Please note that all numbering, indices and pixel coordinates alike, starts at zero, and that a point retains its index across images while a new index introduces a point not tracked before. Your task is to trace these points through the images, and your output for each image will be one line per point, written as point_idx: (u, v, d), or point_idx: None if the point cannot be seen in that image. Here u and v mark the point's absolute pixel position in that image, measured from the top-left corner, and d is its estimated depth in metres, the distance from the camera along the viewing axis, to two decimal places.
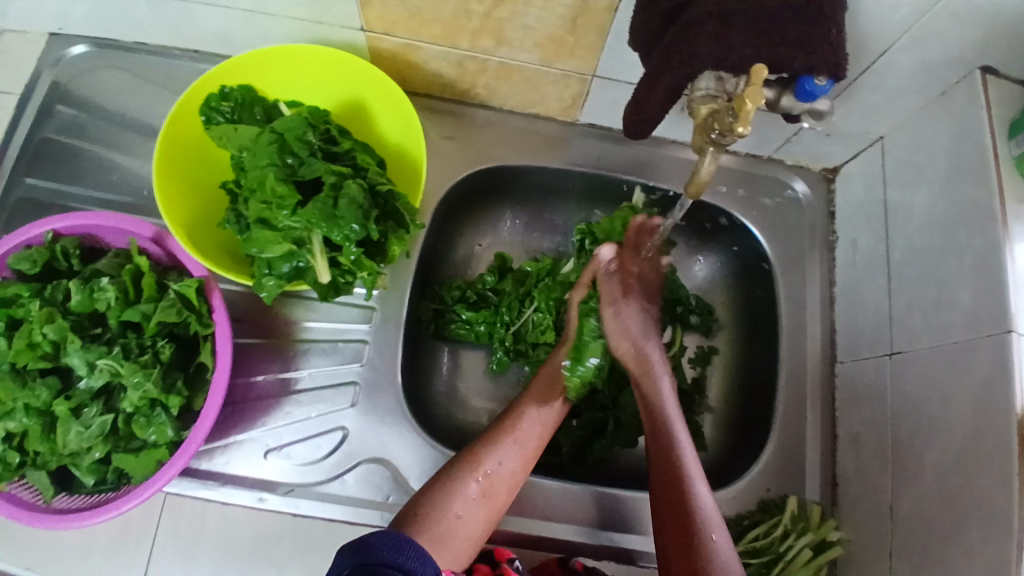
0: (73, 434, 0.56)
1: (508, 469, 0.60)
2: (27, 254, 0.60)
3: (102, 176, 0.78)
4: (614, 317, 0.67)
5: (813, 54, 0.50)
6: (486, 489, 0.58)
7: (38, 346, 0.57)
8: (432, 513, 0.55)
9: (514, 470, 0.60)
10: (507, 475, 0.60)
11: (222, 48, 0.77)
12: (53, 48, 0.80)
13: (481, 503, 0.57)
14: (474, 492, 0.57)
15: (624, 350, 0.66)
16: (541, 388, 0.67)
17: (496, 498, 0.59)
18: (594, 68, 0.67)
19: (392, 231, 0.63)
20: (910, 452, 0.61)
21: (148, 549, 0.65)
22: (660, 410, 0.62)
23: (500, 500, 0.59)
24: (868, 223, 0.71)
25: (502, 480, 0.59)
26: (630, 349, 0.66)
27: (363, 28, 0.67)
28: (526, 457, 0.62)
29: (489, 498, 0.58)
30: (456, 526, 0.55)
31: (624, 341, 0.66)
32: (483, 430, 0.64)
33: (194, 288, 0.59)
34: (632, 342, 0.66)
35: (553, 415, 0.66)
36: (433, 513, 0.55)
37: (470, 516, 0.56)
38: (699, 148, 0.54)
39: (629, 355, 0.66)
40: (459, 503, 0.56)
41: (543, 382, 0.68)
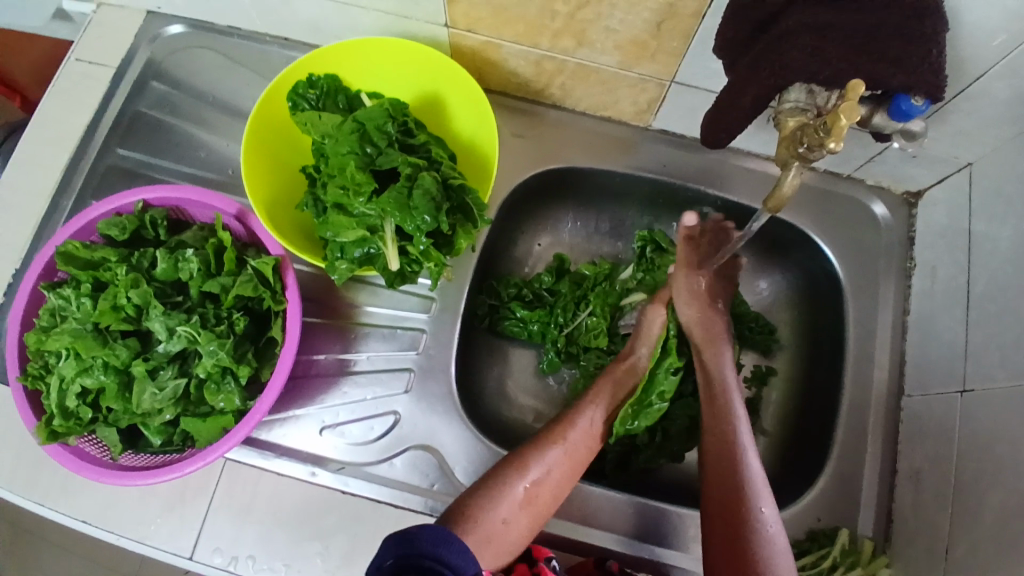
0: (147, 395, 0.59)
1: (556, 475, 0.60)
2: (118, 220, 0.64)
3: (189, 152, 0.82)
4: (686, 282, 0.70)
5: (912, 75, 0.48)
6: (532, 496, 0.58)
7: (122, 308, 0.60)
8: (481, 514, 0.55)
9: (561, 478, 0.61)
10: (554, 482, 0.60)
11: (310, 36, 0.80)
12: (148, 25, 0.84)
13: (526, 511, 0.58)
14: (521, 498, 0.58)
15: (691, 317, 0.68)
16: (595, 398, 0.67)
17: (541, 504, 0.59)
18: (673, 73, 0.67)
19: (461, 224, 0.64)
20: (973, 495, 0.58)
21: (203, 510, 0.68)
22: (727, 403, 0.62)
23: (544, 506, 0.59)
24: (949, 252, 0.68)
25: (548, 488, 0.60)
26: (698, 321, 0.68)
27: (447, 24, 0.69)
28: (573, 467, 0.62)
29: (534, 505, 0.58)
30: (499, 530, 0.56)
31: (694, 306, 0.68)
32: (533, 434, 0.63)
33: (270, 265, 0.61)
34: (701, 310, 0.68)
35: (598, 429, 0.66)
36: (479, 514, 0.55)
37: (514, 522, 0.57)
38: (784, 161, 0.53)
39: (696, 326, 0.68)
40: (505, 507, 0.57)
41: (599, 392, 0.67)
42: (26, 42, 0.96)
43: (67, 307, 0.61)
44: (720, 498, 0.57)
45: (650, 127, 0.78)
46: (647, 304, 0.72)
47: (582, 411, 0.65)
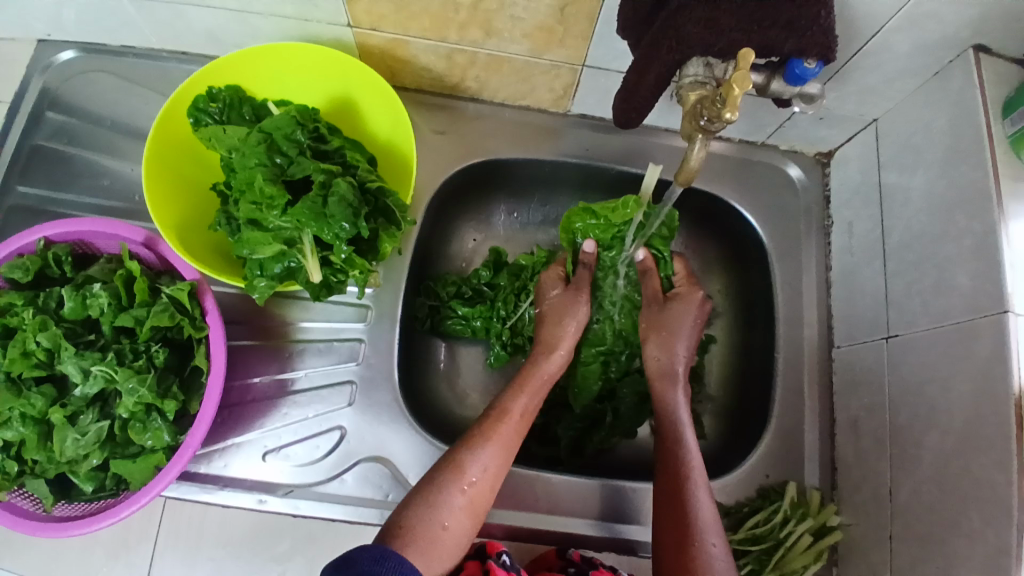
0: (70, 441, 0.55)
1: (492, 471, 0.60)
2: (19, 262, 0.59)
3: (94, 182, 0.77)
4: (658, 312, 0.72)
5: (804, 38, 0.48)
6: (472, 498, 0.58)
7: (33, 354, 0.56)
8: (418, 525, 0.54)
9: (497, 473, 0.60)
10: (492, 478, 0.59)
11: (211, 49, 0.76)
12: (40, 54, 0.79)
13: (467, 513, 0.57)
14: (460, 501, 0.57)
15: (653, 352, 0.70)
16: (524, 386, 0.67)
17: (482, 502, 0.58)
18: (584, 57, 0.67)
19: (383, 228, 0.62)
20: (909, 438, 0.60)
21: (149, 555, 0.65)
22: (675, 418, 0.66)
23: (485, 504, 0.59)
24: (863, 206, 0.70)
25: (488, 484, 0.59)
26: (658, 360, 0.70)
27: (350, 24, 0.67)
28: (506, 458, 0.61)
29: (473, 505, 0.58)
30: (442, 537, 0.55)
31: (657, 341, 0.70)
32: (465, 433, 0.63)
33: (186, 291, 0.59)
34: (666, 348, 0.70)
35: (533, 408, 0.66)
36: (417, 525, 0.54)
37: (456, 526, 0.56)
38: (688, 135, 0.52)
39: (654, 364, 0.70)
40: (445, 514, 0.56)
41: (527, 384, 0.67)
42: None
43: None
44: (667, 500, 0.60)
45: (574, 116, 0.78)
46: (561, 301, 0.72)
47: (513, 397, 0.65)
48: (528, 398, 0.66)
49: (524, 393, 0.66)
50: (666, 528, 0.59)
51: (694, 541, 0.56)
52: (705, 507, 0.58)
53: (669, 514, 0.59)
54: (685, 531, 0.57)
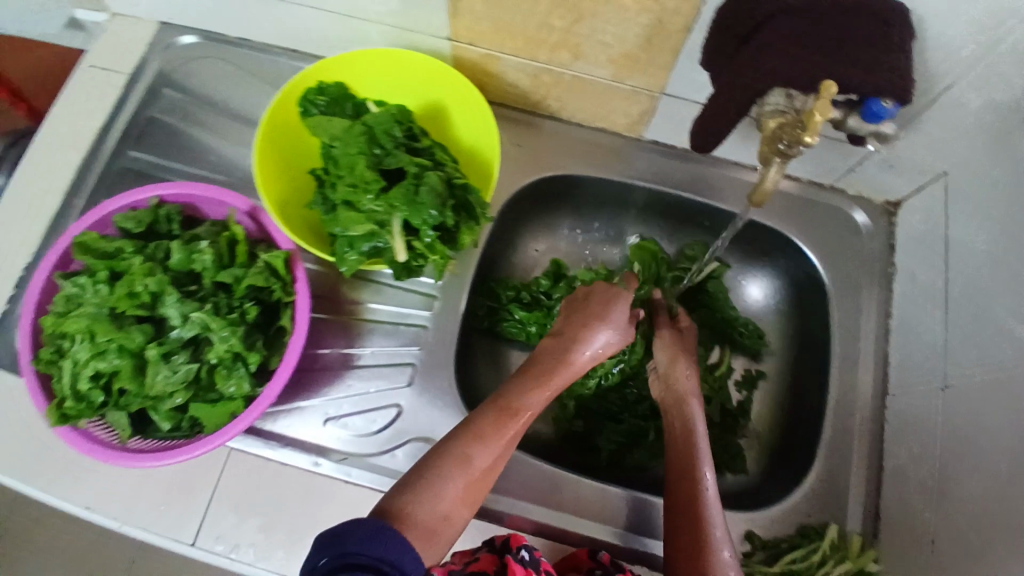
0: (161, 377, 0.61)
1: (495, 465, 0.59)
2: (134, 215, 0.67)
3: (200, 156, 0.85)
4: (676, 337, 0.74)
5: (877, 79, 0.51)
6: (472, 488, 0.57)
7: (138, 295, 0.62)
8: (420, 509, 0.53)
9: (497, 467, 0.59)
10: (493, 471, 0.59)
11: (321, 50, 0.84)
12: (162, 36, 0.88)
13: (465, 503, 0.56)
14: (460, 491, 0.56)
15: (681, 371, 0.71)
16: (547, 384, 0.65)
17: (477, 495, 0.57)
18: (664, 86, 0.71)
19: (464, 221, 0.67)
20: (955, 486, 0.60)
21: (206, 503, 0.70)
22: (691, 426, 0.67)
23: (479, 496, 0.58)
24: (927, 255, 0.72)
25: (489, 476, 0.58)
26: (685, 381, 0.70)
27: (450, 37, 0.73)
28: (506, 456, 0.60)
29: (470, 496, 0.57)
30: (442, 527, 0.54)
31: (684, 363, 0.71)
32: (473, 418, 0.61)
33: (281, 259, 0.65)
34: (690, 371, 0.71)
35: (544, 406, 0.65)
36: (418, 510, 0.53)
37: (454, 515, 0.55)
38: (766, 158, 0.55)
39: (682, 384, 0.70)
40: (446, 502, 0.54)
41: (546, 385, 0.65)
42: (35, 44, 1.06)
43: (82, 295, 0.63)
44: (680, 506, 0.61)
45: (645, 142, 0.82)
46: (603, 291, 0.72)
47: (531, 395, 0.64)
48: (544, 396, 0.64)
49: (543, 391, 0.64)
50: (676, 530, 0.60)
51: (706, 548, 0.57)
52: (717, 515, 0.60)
53: (680, 518, 0.60)
54: (697, 537, 0.58)
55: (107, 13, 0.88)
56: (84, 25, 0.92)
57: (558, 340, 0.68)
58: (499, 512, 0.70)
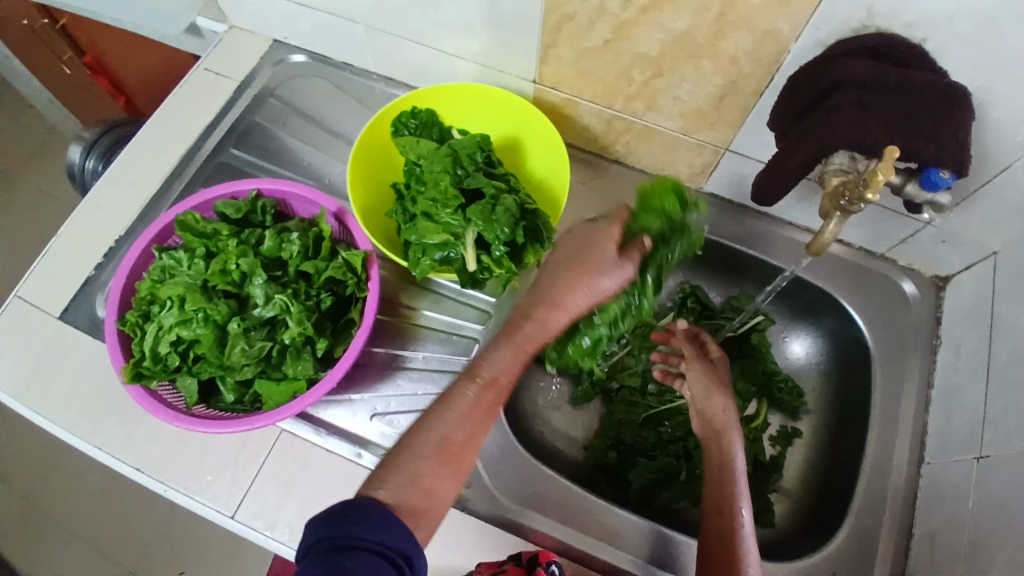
0: (238, 349, 0.66)
1: (475, 432, 0.54)
2: (234, 202, 0.73)
3: (292, 161, 0.93)
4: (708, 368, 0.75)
5: (941, 149, 0.55)
6: (454, 460, 0.53)
7: (229, 274, 0.69)
8: (396, 492, 0.50)
9: (478, 432, 0.55)
10: (474, 439, 0.54)
11: (414, 79, 0.92)
12: (275, 51, 0.98)
13: (449, 475, 0.52)
14: (439, 466, 0.52)
15: (715, 404, 0.71)
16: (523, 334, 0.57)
17: (463, 464, 0.53)
18: (729, 142, 0.76)
19: (530, 243, 0.72)
20: (983, 554, 0.60)
21: (251, 478, 0.73)
22: (730, 462, 0.67)
23: (467, 463, 0.54)
24: (973, 329, 0.73)
25: (471, 444, 0.54)
26: (722, 413, 0.70)
27: (535, 80, 0.80)
28: (485, 421, 0.55)
29: (455, 467, 0.53)
30: (427, 504, 0.51)
31: (718, 394, 0.72)
32: (444, 393, 0.56)
33: (359, 258, 0.69)
34: (726, 401, 0.71)
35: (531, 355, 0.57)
36: (394, 493, 0.50)
37: (439, 490, 0.51)
38: (825, 211, 0.59)
39: (719, 415, 0.70)
40: (426, 479, 0.51)
41: (524, 335, 0.57)
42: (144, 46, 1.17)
43: (176, 267, 0.70)
44: (715, 541, 0.62)
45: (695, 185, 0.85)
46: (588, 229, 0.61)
47: (505, 352, 0.56)
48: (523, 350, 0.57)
49: (522, 343, 0.56)
50: (711, 562, 0.61)
51: None
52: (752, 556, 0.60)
53: (715, 554, 0.61)
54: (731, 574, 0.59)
55: (227, 25, 0.99)
56: (203, 31, 1.03)
57: (542, 300, 0.57)
58: (525, 526, 0.72)
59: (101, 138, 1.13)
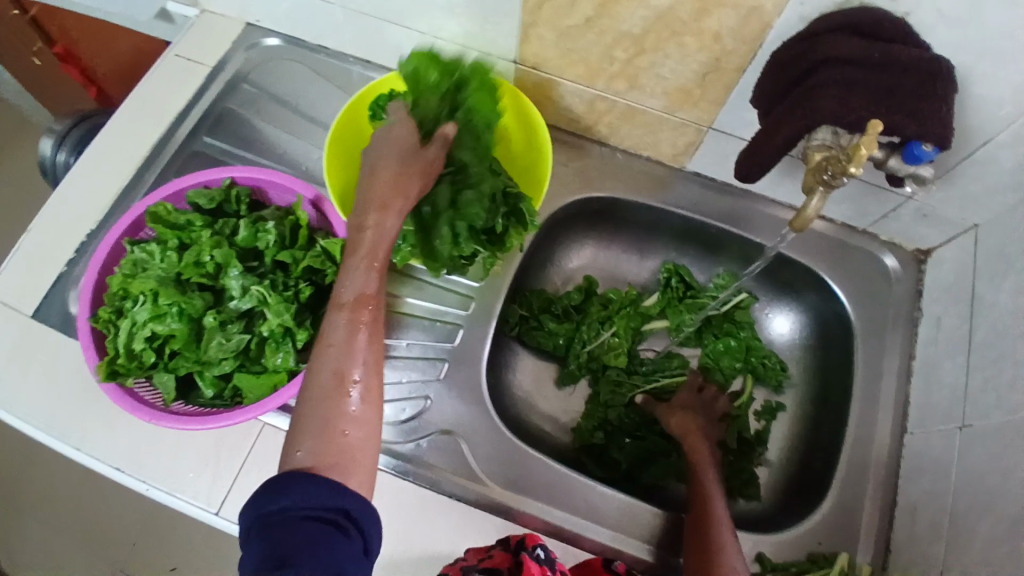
0: (216, 343, 0.65)
1: (372, 359, 0.53)
2: (207, 192, 0.71)
3: (268, 148, 0.90)
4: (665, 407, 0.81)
5: (923, 125, 0.55)
6: (365, 393, 0.51)
7: (204, 266, 0.68)
8: (319, 447, 0.48)
9: (374, 358, 0.53)
10: (374, 365, 0.53)
11: (392, 61, 0.90)
12: (247, 35, 0.95)
13: (366, 408, 0.51)
14: (350, 404, 0.50)
15: (675, 423, 0.78)
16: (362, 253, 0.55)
17: (375, 393, 0.52)
18: (712, 120, 0.75)
19: (512, 226, 0.72)
20: (963, 524, 0.61)
21: (236, 470, 0.72)
22: (700, 463, 0.72)
23: (380, 390, 0.53)
24: (954, 303, 0.73)
25: (375, 373, 0.53)
26: (680, 425, 0.77)
27: (516, 60, 0.78)
28: (375, 344, 0.53)
29: (369, 398, 0.51)
30: (353, 443, 0.50)
31: (675, 416, 0.78)
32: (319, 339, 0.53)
33: (338, 246, 0.68)
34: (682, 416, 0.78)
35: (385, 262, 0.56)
36: (318, 448, 0.48)
37: (359, 426, 0.50)
38: (810, 186, 0.58)
39: (677, 425, 0.78)
40: (342, 421, 0.50)
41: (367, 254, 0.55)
42: (113, 33, 1.13)
43: (149, 260, 0.67)
44: (694, 533, 0.66)
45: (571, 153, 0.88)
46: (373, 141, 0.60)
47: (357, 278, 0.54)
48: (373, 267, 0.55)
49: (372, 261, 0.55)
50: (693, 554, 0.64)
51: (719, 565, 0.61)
52: (726, 538, 0.63)
53: (695, 543, 0.65)
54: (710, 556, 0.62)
55: (199, 9, 0.95)
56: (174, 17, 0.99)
57: (371, 195, 0.56)
58: (512, 509, 0.71)
59: (71, 131, 1.09)
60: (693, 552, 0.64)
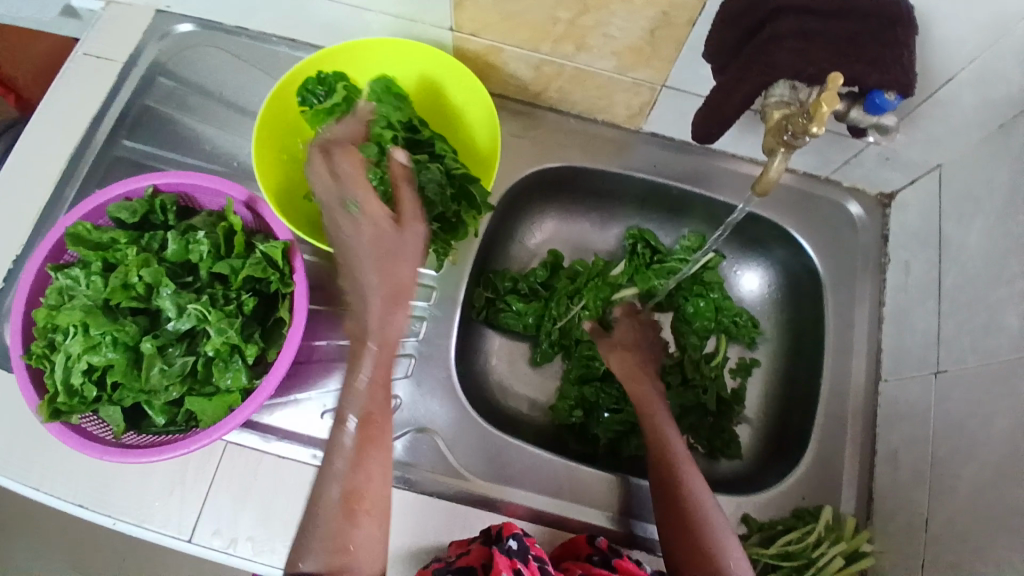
0: (156, 370, 0.60)
1: (378, 473, 0.53)
2: (128, 204, 0.65)
3: (196, 146, 0.83)
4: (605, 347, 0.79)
5: (887, 74, 0.53)
6: (369, 510, 0.52)
7: (132, 287, 0.62)
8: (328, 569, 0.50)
9: (379, 473, 0.53)
10: (380, 481, 0.53)
11: (318, 38, 0.83)
12: (158, 23, 0.86)
13: (370, 524, 0.52)
14: (356, 524, 0.51)
15: (618, 367, 0.77)
16: (364, 362, 0.53)
17: (378, 508, 0.53)
18: (666, 77, 0.71)
19: (465, 211, 0.68)
20: (947, 470, 0.62)
21: (204, 494, 0.69)
22: (652, 408, 0.72)
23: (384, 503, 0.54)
24: (921, 248, 0.72)
25: (380, 489, 0.53)
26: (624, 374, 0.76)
27: (453, 28, 0.72)
28: (382, 457, 0.54)
29: (372, 515, 0.52)
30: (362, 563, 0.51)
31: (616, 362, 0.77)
32: (328, 449, 0.53)
33: (279, 250, 0.63)
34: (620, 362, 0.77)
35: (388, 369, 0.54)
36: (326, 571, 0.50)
37: (366, 543, 0.51)
38: (771, 148, 0.56)
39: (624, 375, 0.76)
40: (349, 540, 0.50)
41: (372, 366, 0.53)
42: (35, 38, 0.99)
43: (75, 287, 0.62)
44: (661, 477, 0.65)
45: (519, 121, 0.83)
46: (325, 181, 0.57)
47: (361, 388, 0.53)
48: (377, 378, 0.53)
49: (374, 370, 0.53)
50: (662, 500, 0.64)
51: (697, 510, 0.61)
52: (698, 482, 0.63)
53: (664, 490, 0.64)
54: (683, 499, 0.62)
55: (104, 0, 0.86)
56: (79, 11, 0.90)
57: (377, 300, 0.53)
58: (495, 501, 0.70)
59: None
60: (662, 497, 0.64)
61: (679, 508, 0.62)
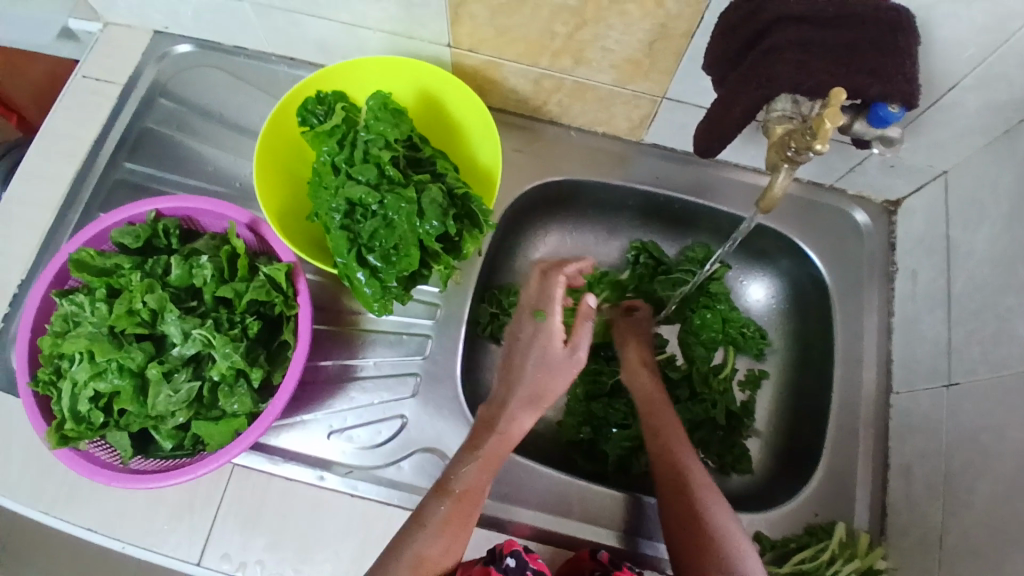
0: (163, 396, 0.60)
1: (451, 550, 0.54)
2: (131, 229, 0.66)
3: (197, 167, 0.84)
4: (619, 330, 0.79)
5: (888, 84, 0.52)
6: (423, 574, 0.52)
7: (137, 313, 0.62)
8: None
9: (450, 549, 0.54)
10: (447, 559, 0.54)
11: (317, 56, 0.83)
12: (157, 45, 0.87)
13: None
14: None
15: (631, 356, 0.76)
16: (479, 452, 0.60)
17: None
18: (665, 89, 0.71)
19: (467, 229, 0.68)
20: (961, 482, 0.61)
21: (211, 518, 0.69)
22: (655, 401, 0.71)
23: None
24: (929, 256, 0.72)
25: (444, 564, 0.54)
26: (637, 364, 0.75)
27: (451, 44, 0.73)
28: (456, 534, 0.55)
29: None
30: None
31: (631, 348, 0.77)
32: (418, 509, 0.57)
33: (282, 272, 0.63)
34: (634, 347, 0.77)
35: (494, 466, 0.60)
36: None
37: None
38: (773, 164, 0.55)
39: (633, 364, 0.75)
40: None
41: (486, 456, 0.60)
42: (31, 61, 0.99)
43: (80, 313, 0.62)
44: (663, 471, 0.64)
45: (523, 137, 0.83)
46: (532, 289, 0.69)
47: (468, 469, 0.58)
48: (485, 465, 0.59)
49: (482, 459, 0.59)
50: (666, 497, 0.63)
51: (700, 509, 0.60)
52: (701, 478, 0.62)
53: (668, 486, 0.63)
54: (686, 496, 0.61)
55: (102, 23, 0.87)
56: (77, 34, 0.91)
57: (518, 398, 0.63)
58: (504, 520, 0.69)
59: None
60: (666, 492, 0.63)
61: (682, 505, 0.61)
